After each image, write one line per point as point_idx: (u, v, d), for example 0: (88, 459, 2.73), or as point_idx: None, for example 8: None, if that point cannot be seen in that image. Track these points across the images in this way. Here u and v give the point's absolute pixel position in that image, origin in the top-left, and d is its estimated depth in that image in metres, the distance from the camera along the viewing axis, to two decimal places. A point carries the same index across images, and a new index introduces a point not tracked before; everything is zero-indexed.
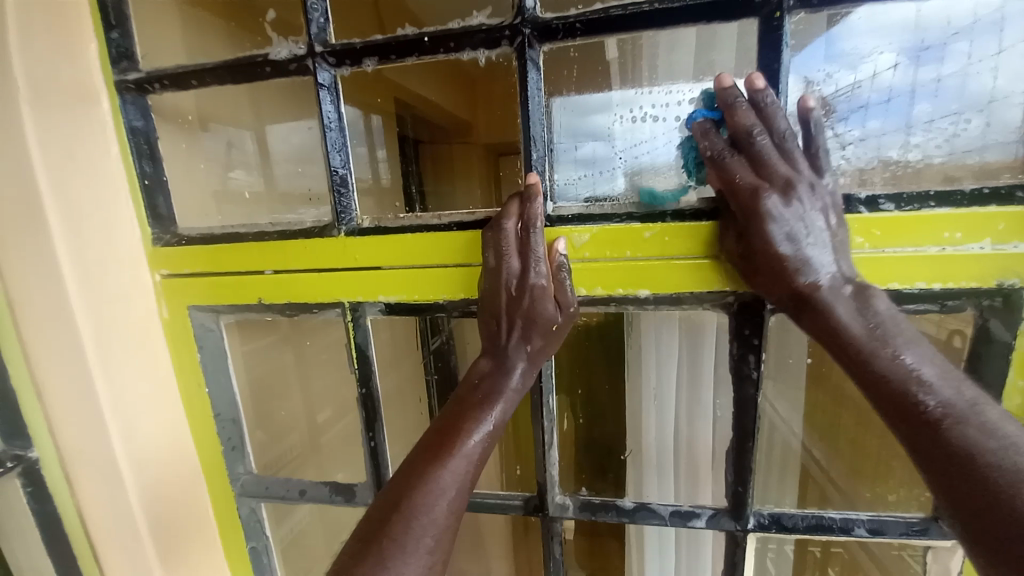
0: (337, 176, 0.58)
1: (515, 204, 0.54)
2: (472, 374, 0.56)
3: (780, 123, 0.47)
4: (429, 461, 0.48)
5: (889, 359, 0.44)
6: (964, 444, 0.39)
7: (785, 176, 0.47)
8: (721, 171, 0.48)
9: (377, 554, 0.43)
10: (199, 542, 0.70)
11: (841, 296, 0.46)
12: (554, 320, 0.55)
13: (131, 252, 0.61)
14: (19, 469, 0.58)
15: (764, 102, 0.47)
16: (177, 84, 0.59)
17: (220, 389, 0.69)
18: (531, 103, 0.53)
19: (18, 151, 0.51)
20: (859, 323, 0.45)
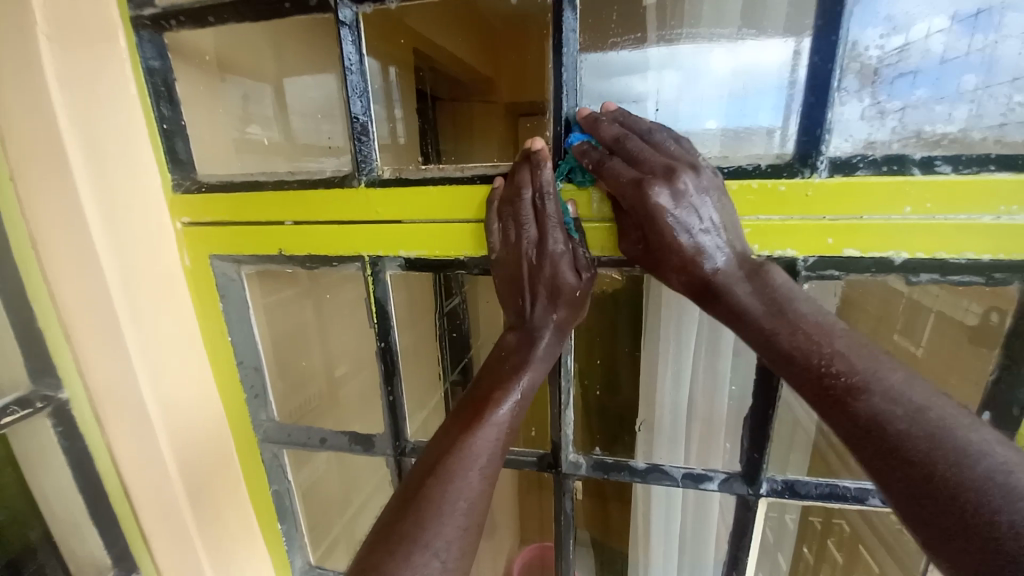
0: (357, 124, 0.55)
1: (524, 171, 0.52)
2: (501, 346, 0.57)
3: (644, 125, 0.50)
4: (461, 430, 0.50)
5: (790, 336, 0.45)
6: (870, 414, 0.40)
7: (669, 166, 0.47)
8: (607, 175, 0.49)
9: (415, 516, 0.45)
10: (224, 482, 0.73)
11: (739, 281, 0.48)
12: (578, 288, 0.55)
13: (152, 198, 0.61)
14: (49, 409, 0.61)
15: (623, 117, 0.50)
16: (194, 22, 0.56)
17: (242, 338, 0.69)
18: (565, 45, 0.50)
19: (38, 89, 0.51)
20: (759, 301, 0.47)
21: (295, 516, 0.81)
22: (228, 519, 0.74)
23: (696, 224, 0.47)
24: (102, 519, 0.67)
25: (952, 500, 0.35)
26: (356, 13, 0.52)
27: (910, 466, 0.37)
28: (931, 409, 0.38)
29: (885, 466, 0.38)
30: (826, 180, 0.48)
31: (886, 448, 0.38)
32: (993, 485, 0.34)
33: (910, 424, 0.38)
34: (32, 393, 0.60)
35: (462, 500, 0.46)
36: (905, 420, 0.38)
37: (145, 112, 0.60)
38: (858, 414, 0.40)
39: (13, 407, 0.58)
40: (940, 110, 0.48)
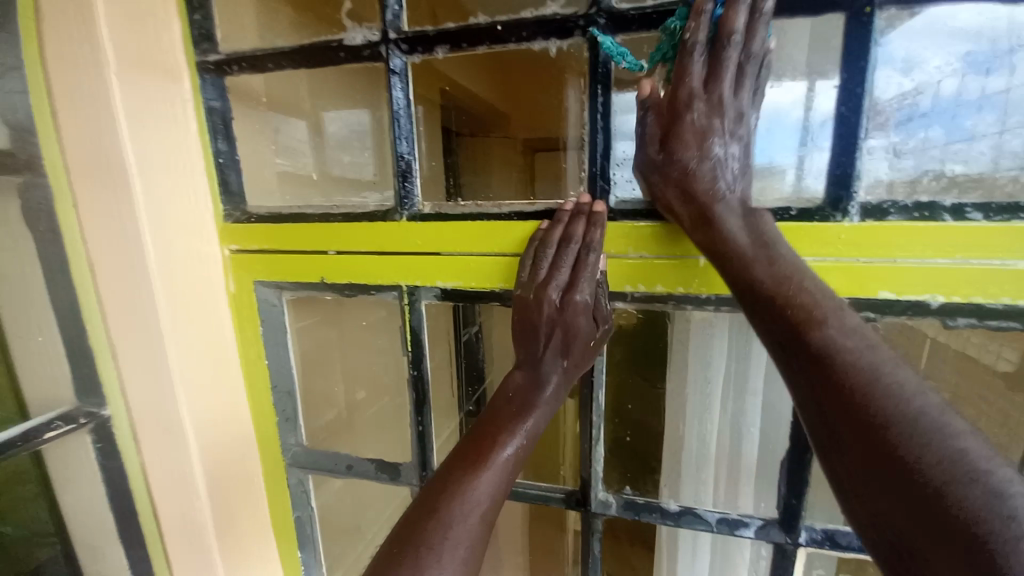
0: (402, 162, 0.59)
1: (579, 225, 0.54)
2: (507, 387, 0.57)
3: (760, 42, 0.44)
4: (464, 472, 0.49)
5: (767, 266, 0.44)
6: (830, 362, 0.39)
7: (718, 93, 0.45)
8: (680, 65, 0.45)
9: (411, 560, 0.44)
10: (249, 506, 0.73)
11: (733, 214, 0.47)
12: (592, 337, 0.56)
13: (205, 227, 0.64)
14: (92, 424, 0.62)
15: (758, 6, 0.43)
16: (254, 67, 0.61)
17: (278, 362, 0.71)
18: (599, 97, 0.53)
19: (109, 126, 0.54)
20: (745, 236, 0.46)
21: (315, 545, 0.79)
22: (250, 542, 0.74)
23: (717, 145, 0.46)
24: (129, 537, 0.67)
25: (889, 440, 0.35)
26: (405, 64, 0.56)
27: (857, 419, 0.37)
28: (873, 353, 0.39)
29: (831, 419, 0.39)
30: (857, 223, 0.48)
31: (828, 388, 0.39)
32: (951, 451, 0.33)
33: (862, 379, 0.38)
34: (75, 409, 0.62)
35: (461, 536, 0.46)
36: (854, 357, 0.39)
37: (203, 146, 0.64)
38: (813, 351, 0.40)
39: (57, 423, 0.60)
40: (959, 149, 0.49)
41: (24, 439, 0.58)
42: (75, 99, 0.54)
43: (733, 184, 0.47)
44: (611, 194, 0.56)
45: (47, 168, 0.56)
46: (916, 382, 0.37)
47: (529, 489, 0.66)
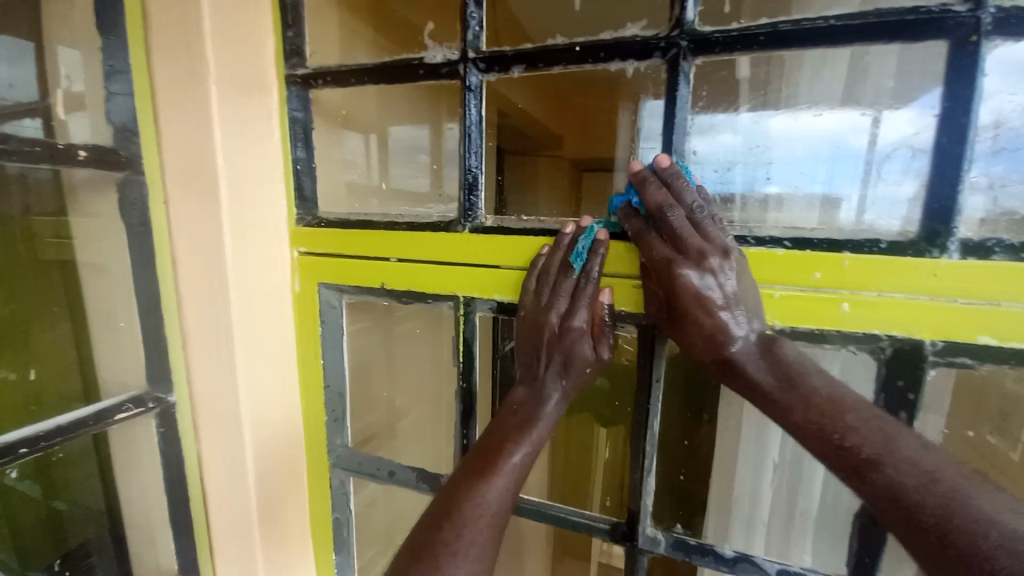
0: (470, 176, 0.60)
1: (582, 252, 0.55)
2: (510, 400, 0.59)
3: (688, 198, 0.49)
4: (474, 478, 0.53)
5: (802, 403, 0.45)
6: (890, 488, 0.39)
7: (700, 248, 0.48)
8: (643, 247, 0.51)
9: (430, 558, 0.47)
10: (292, 503, 0.74)
11: (752, 357, 0.48)
12: (589, 362, 0.57)
13: (279, 229, 0.68)
14: (158, 409, 0.66)
15: (671, 179, 0.49)
16: (337, 81, 0.64)
17: (333, 362, 0.73)
18: (679, 113, 0.52)
19: (204, 131, 0.58)
20: (771, 375, 0.47)
21: (349, 549, 0.79)
22: (290, 540, 0.75)
23: (718, 299, 0.48)
24: (179, 523, 0.70)
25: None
26: (480, 82, 0.58)
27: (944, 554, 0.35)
28: (944, 478, 0.38)
29: (930, 559, 0.36)
30: (957, 261, 0.45)
31: (911, 521, 0.38)
32: None
33: (923, 496, 0.38)
34: (145, 394, 0.65)
35: (472, 555, 0.48)
36: (918, 491, 0.38)
37: (284, 153, 0.68)
38: (878, 484, 0.40)
39: (129, 406, 0.63)
40: None
41: (97, 419, 0.61)
42: (176, 106, 0.59)
43: (745, 332, 0.49)
44: None
45: (144, 166, 0.61)
46: (997, 507, 0.36)
47: (572, 516, 0.64)
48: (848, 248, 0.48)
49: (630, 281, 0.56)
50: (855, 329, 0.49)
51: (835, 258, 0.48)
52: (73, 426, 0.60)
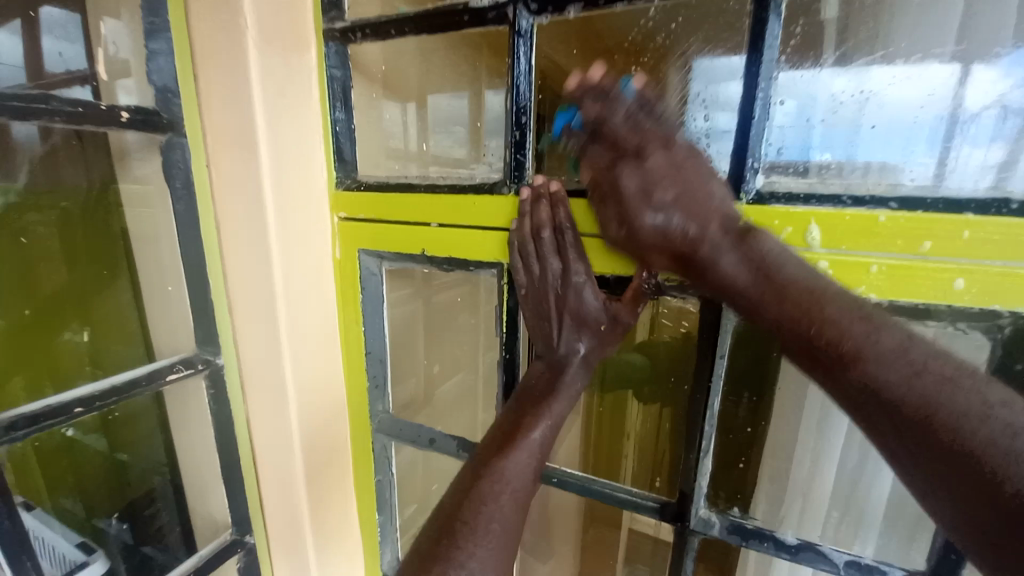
0: (517, 132, 0.56)
1: (543, 208, 0.54)
2: (529, 374, 0.59)
3: (625, 98, 0.46)
4: (492, 456, 0.54)
5: (778, 304, 0.41)
6: (880, 387, 0.36)
7: (637, 147, 0.45)
8: (587, 161, 0.49)
9: (453, 538, 0.50)
10: (336, 465, 0.76)
11: (724, 250, 0.43)
12: (601, 317, 0.54)
13: (320, 192, 0.66)
14: (208, 371, 0.67)
15: (598, 86, 0.47)
16: (377, 34, 0.60)
17: (374, 330, 0.72)
18: (766, 50, 0.44)
19: (243, 88, 0.56)
20: (746, 274, 0.43)
21: (391, 513, 0.80)
22: (335, 501, 0.77)
23: (667, 194, 0.45)
24: (231, 483, 0.72)
25: (986, 491, 0.32)
26: (531, 26, 0.53)
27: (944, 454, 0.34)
28: (930, 372, 0.35)
29: (913, 458, 0.35)
30: None
31: (898, 427, 0.35)
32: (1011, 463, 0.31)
33: (913, 405, 0.35)
34: (195, 355, 0.66)
35: (494, 530, 0.50)
36: (901, 386, 0.35)
37: (323, 113, 0.65)
38: (856, 379, 0.37)
39: (179, 366, 0.64)
40: None
41: (150, 379, 0.62)
42: (215, 63, 0.57)
43: (715, 214, 0.44)
44: (761, 173, 0.47)
45: (186, 128, 0.59)
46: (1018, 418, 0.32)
47: (617, 492, 0.62)
48: (975, 210, 0.40)
49: None
50: (971, 305, 0.41)
51: (957, 222, 0.40)
52: (128, 386, 0.60)
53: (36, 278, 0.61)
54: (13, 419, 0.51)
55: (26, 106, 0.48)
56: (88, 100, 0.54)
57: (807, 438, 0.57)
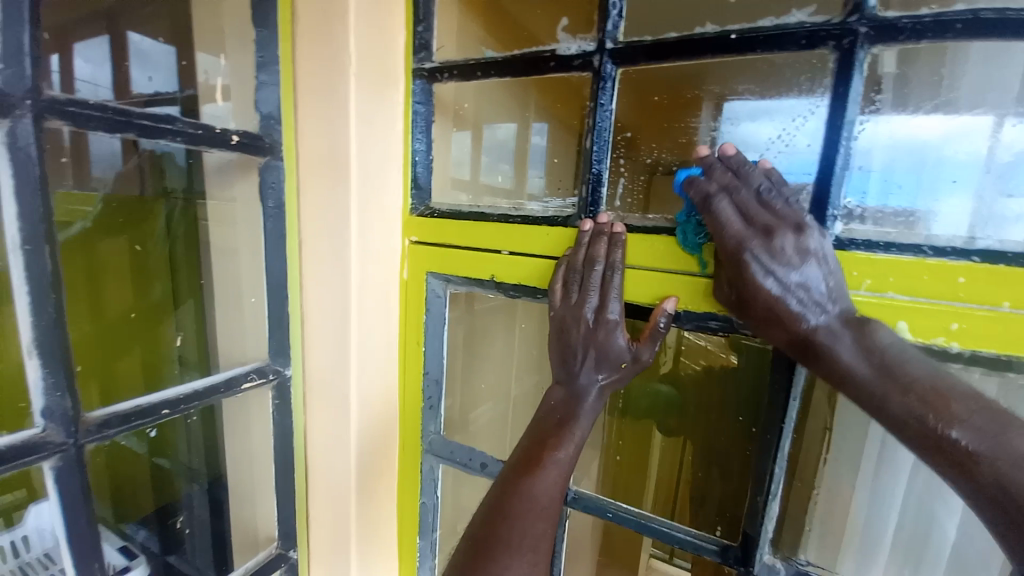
0: (593, 170, 0.59)
1: (601, 245, 0.56)
2: (547, 398, 0.60)
3: (755, 179, 0.48)
4: (521, 475, 0.55)
5: (849, 371, 0.44)
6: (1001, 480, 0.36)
7: (767, 223, 0.46)
8: (711, 222, 0.48)
9: (490, 552, 0.52)
10: (385, 478, 0.77)
11: (840, 339, 0.44)
12: (623, 357, 0.56)
13: (393, 218, 0.69)
14: (276, 382, 0.69)
15: (739, 166, 0.49)
16: (463, 75, 0.65)
17: (434, 351, 0.73)
18: (850, 100, 0.47)
19: (341, 121, 0.61)
20: (867, 365, 0.43)
21: (434, 536, 0.80)
22: (380, 518, 0.77)
23: (790, 277, 0.46)
24: (283, 493, 0.73)
25: None
26: (613, 74, 0.57)
27: None
28: None
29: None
30: None
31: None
32: None
33: None
34: (266, 366, 0.68)
35: (527, 543, 0.53)
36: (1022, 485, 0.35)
37: (405, 142, 0.69)
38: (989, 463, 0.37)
39: (253, 376, 0.66)
40: None
41: (228, 386, 0.64)
42: (319, 96, 0.62)
43: (826, 303, 0.45)
44: (839, 218, 0.49)
45: (282, 153, 0.64)
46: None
47: (674, 531, 0.61)
48: None
49: None
50: None
51: None
52: (208, 392, 0.62)
53: (103, 293, 0.63)
54: (107, 418, 0.52)
55: (154, 124, 0.51)
56: (204, 122, 0.57)
57: (868, 484, 0.57)
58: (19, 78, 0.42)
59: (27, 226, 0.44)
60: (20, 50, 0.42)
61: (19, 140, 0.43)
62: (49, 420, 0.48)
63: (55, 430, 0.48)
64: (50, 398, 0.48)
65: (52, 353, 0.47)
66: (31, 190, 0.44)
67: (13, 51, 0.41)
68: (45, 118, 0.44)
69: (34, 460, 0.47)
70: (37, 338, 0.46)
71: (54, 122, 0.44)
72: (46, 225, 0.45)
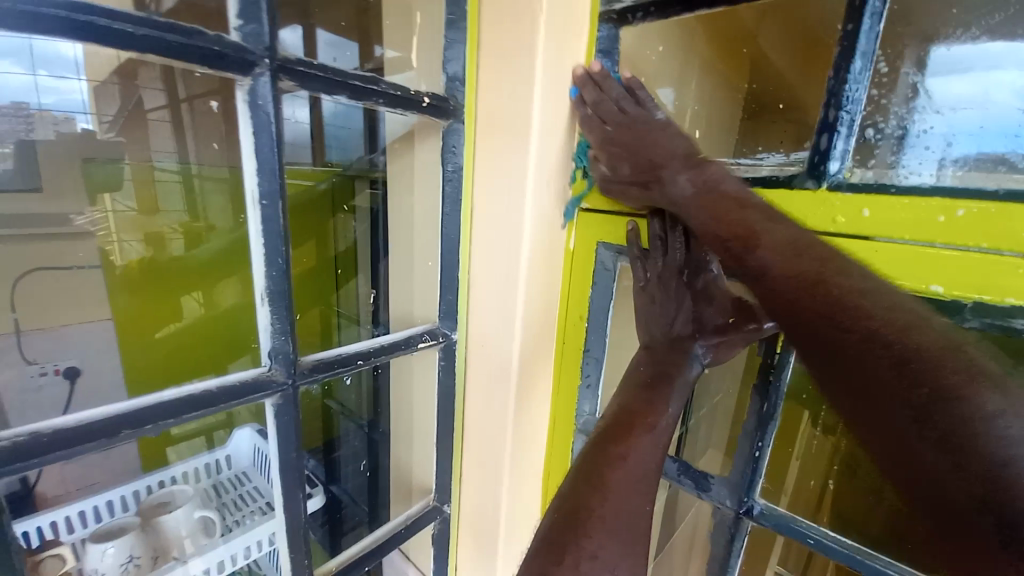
0: (837, 116, 0.47)
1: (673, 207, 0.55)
2: (636, 361, 0.57)
3: (614, 89, 0.57)
4: (615, 442, 0.50)
5: (673, 194, 0.53)
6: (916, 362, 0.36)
7: (631, 113, 0.56)
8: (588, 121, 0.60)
9: (583, 522, 0.45)
10: (535, 450, 0.76)
11: (678, 175, 0.53)
12: (724, 316, 0.54)
13: (565, 182, 0.65)
14: (443, 344, 0.71)
15: (600, 79, 0.58)
16: (664, 11, 0.55)
17: (597, 327, 0.68)
18: None
19: (526, 78, 0.58)
20: (694, 194, 0.52)
21: None
22: (527, 488, 0.77)
23: (637, 142, 0.55)
24: (443, 448, 0.77)
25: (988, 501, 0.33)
26: None
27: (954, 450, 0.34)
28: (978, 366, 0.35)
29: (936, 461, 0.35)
30: None
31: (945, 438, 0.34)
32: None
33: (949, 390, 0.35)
34: (437, 328, 0.71)
35: (623, 518, 0.46)
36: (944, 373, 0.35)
37: (582, 107, 0.62)
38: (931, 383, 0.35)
39: (426, 336, 0.69)
40: None
41: (407, 345, 0.67)
42: (504, 51, 0.59)
43: (672, 155, 0.54)
44: None
45: (463, 115, 0.63)
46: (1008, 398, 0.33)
47: None
48: None
49: None
50: None
51: None
52: (392, 347, 0.65)
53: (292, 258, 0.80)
54: (316, 362, 0.57)
55: (362, 85, 0.52)
56: (400, 85, 0.58)
57: None
58: (259, 35, 0.44)
59: (265, 181, 0.48)
60: (260, 8, 0.43)
61: (258, 98, 0.45)
62: (273, 361, 0.54)
63: (278, 370, 0.53)
64: (277, 340, 0.53)
65: (277, 299, 0.52)
66: (267, 146, 0.47)
67: (254, 10, 0.43)
68: (280, 78, 0.46)
69: (260, 396, 0.52)
70: (268, 285, 0.51)
71: (286, 83, 0.47)
72: (280, 182, 0.48)
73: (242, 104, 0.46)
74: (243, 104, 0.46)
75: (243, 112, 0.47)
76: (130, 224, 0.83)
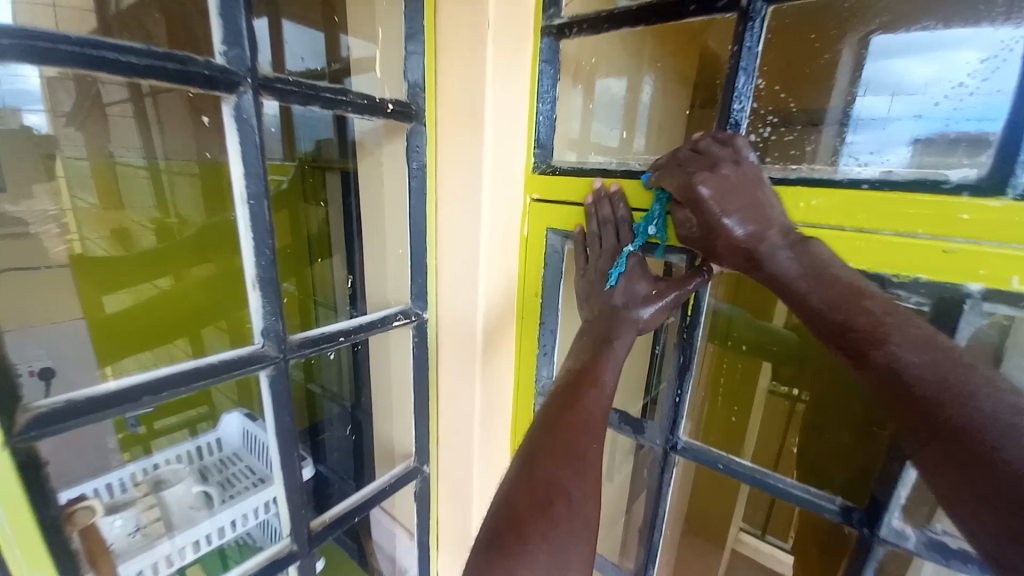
0: (732, 120, 0.57)
1: (605, 205, 0.64)
2: (584, 330, 0.65)
3: (701, 139, 0.52)
4: (573, 394, 0.58)
5: (774, 261, 0.47)
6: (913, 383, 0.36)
7: (713, 159, 0.50)
8: (677, 172, 0.52)
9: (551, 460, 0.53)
10: (501, 413, 0.86)
11: (780, 249, 0.48)
12: (649, 290, 0.61)
13: (517, 176, 0.74)
14: (414, 322, 0.80)
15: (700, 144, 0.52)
16: (594, 28, 0.64)
17: (550, 303, 0.78)
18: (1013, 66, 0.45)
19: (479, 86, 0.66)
20: (796, 266, 0.46)
21: None
22: (496, 446, 0.87)
23: (736, 202, 0.49)
24: (420, 415, 0.86)
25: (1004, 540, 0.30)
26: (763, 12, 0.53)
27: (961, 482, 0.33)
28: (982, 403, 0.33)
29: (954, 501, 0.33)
30: None
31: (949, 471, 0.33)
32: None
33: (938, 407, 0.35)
34: (410, 308, 0.79)
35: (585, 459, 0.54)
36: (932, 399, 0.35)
37: (529, 109, 0.71)
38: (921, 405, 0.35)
39: (400, 316, 0.78)
40: None
41: (382, 323, 0.75)
42: (458, 61, 0.67)
43: (773, 221, 0.49)
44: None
45: (425, 118, 0.71)
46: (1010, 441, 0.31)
47: (792, 489, 0.62)
48: None
49: (939, 245, 0.47)
50: None
51: None
52: (369, 326, 0.73)
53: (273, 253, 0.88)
54: (303, 340, 0.64)
55: (333, 96, 0.60)
56: (366, 93, 0.65)
57: None
58: (241, 58, 0.51)
59: (252, 183, 0.55)
60: (241, 34, 0.50)
61: (244, 112, 0.52)
62: (266, 338, 0.61)
63: (270, 346, 0.61)
64: (268, 320, 0.61)
65: (267, 285, 0.59)
66: (253, 153, 0.54)
67: (235, 35, 0.50)
68: (261, 94, 0.53)
69: (255, 368, 0.60)
70: (258, 273, 0.59)
71: (267, 99, 0.54)
72: (265, 183, 0.55)
73: (228, 117, 0.53)
74: (229, 117, 0.53)
75: (230, 124, 0.53)
76: (93, 219, 0.85)
